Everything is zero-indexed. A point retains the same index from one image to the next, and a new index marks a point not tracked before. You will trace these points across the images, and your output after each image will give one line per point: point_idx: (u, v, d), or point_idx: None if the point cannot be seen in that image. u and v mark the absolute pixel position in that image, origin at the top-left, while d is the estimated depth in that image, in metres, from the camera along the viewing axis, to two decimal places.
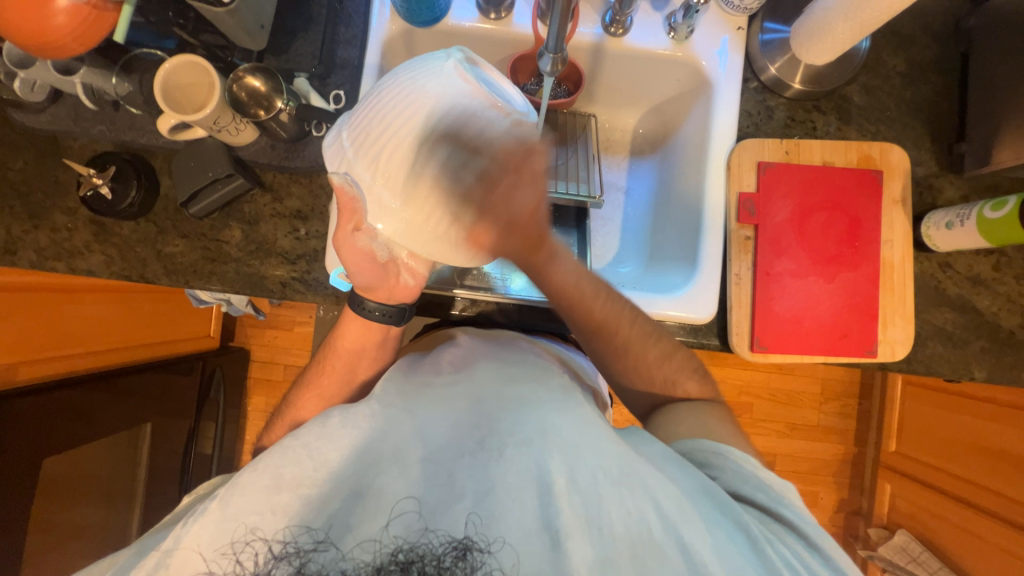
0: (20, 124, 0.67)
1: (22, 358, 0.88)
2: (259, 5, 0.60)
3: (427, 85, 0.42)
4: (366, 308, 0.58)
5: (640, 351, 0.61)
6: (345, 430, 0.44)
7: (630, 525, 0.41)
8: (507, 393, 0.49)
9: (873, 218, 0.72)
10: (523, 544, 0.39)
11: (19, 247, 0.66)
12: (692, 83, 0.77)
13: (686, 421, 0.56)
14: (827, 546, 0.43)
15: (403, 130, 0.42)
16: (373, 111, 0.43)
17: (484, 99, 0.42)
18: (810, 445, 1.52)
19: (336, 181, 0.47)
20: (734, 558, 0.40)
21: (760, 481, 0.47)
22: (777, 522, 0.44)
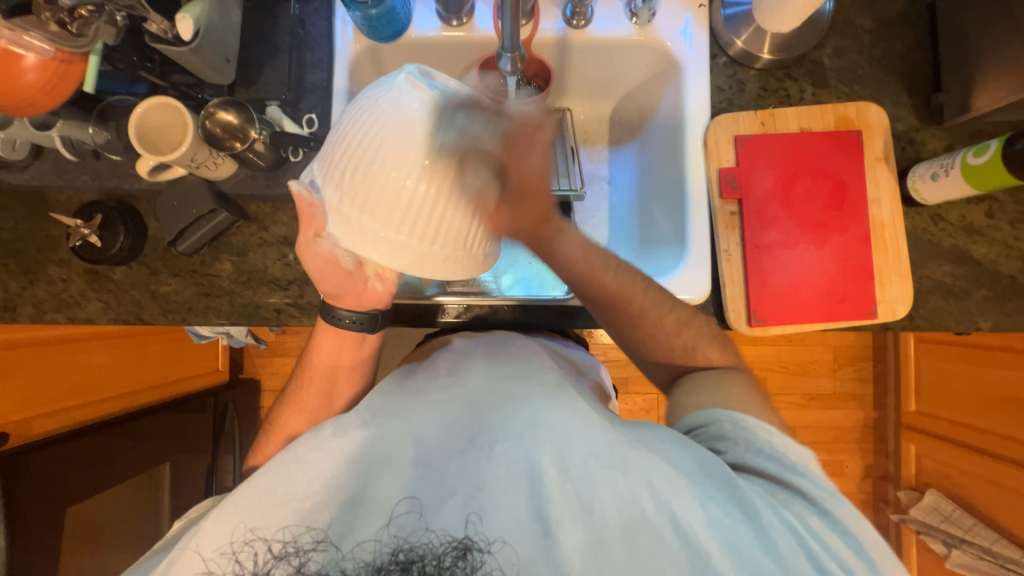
0: (6, 184, 0.68)
1: (39, 413, 0.91)
2: (222, 40, 0.61)
3: (381, 103, 0.42)
4: (341, 319, 0.58)
5: (648, 328, 0.59)
6: (334, 440, 0.44)
7: (621, 508, 0.41)
8: (497, 392, 0.49)
9: (857, 178, 0.71)
10: (513, 534, 0.40)
11: (17, 304, 0.67)
12: (661, 66, 0.77)
13: (701, 392, 0.54)
14: (835, 508, 0.42)
15: (363, 149, 0.41)
16: (337, 136, 0.43)
17: (440, 106, 0.41)
18: (828, 414, 1.50)
19: (295, 189, 0.48)
20: (733, 527, 0.40)
21: (770, 450, 0.46)
22: (786, 491, 0.43)
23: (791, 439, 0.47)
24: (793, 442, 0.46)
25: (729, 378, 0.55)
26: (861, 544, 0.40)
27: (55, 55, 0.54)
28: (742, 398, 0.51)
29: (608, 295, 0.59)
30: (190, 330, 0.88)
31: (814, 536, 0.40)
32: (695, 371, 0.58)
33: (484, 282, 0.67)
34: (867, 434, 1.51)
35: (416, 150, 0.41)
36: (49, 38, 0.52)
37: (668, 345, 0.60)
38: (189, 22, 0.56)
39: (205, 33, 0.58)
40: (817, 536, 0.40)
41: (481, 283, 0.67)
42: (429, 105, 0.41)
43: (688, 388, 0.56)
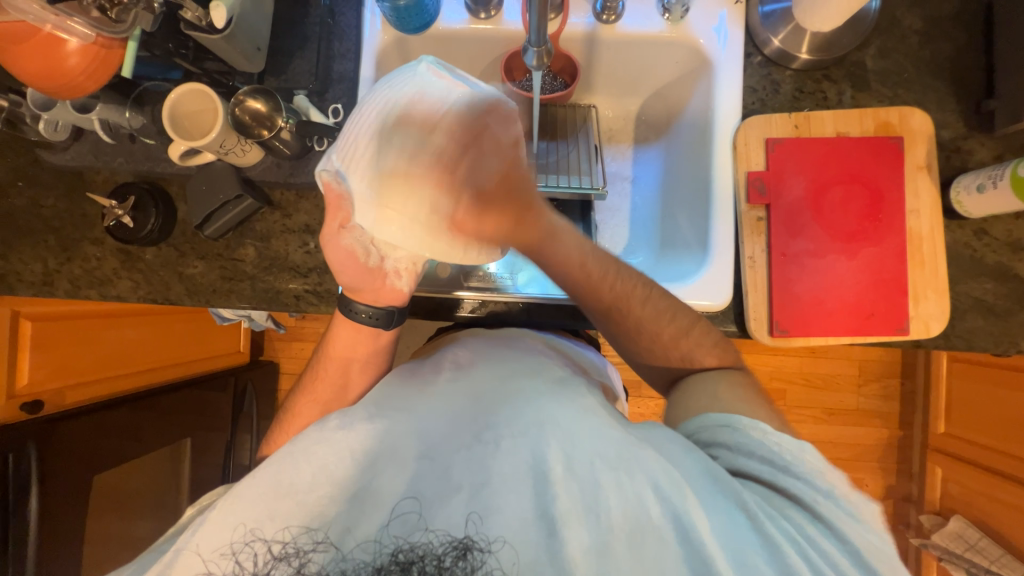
0: (49, 163, 0.71)
1: (72, 382, 0.96)
2: (254, 29, 0.62)
3: (397, 89, 0.49)
4: (357, 313, 0.59)
5: (651, 324, 0.58)
6: (339, 432, 0.44)
7: (627, 510, 0.40)
8: (504, 389, 0.49)
9: (895, 187, 0.68)
10: (516, 532, 0.39)
11: (55, 280, 0.71)
12: (692, 63, 0.74)
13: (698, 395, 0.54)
14: (834, 516, 0.40)
15: (383, 130, 0.48)
16: (359, 120, 0.49)
17: (449, 92, 0.48)
18: (849, 430, 1.45)
19: (325, 177, 0.52)
20: (738, 534, 0.39)
21: (765, 452, 0.45)
22: (781, 497, 0.42)
23: (787, 437, 0.45)
24: (788, 440, 0.45)
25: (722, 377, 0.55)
26: (861, 555, 0.39)
27: (97, 40, 0.56)
28: (735, 399, 0.51)
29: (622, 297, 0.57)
30: (214, 312, 0.91)
31: (813, 546, 0.39)
32: (695, 373, 0.57)
33: (497, 277, 0.67)
34: (891, 453, 1.46)
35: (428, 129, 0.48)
36: (91, 23, 0.54)
37: (684, 345, 0.58)
38: (223, 10, 0.56)
39: (238, 22, 0.59)
40: (815, 545, 0.39)
41: (495, 279, 0.67)
42: (438, 91, 0.48)
43: (688, 393, 0.56)
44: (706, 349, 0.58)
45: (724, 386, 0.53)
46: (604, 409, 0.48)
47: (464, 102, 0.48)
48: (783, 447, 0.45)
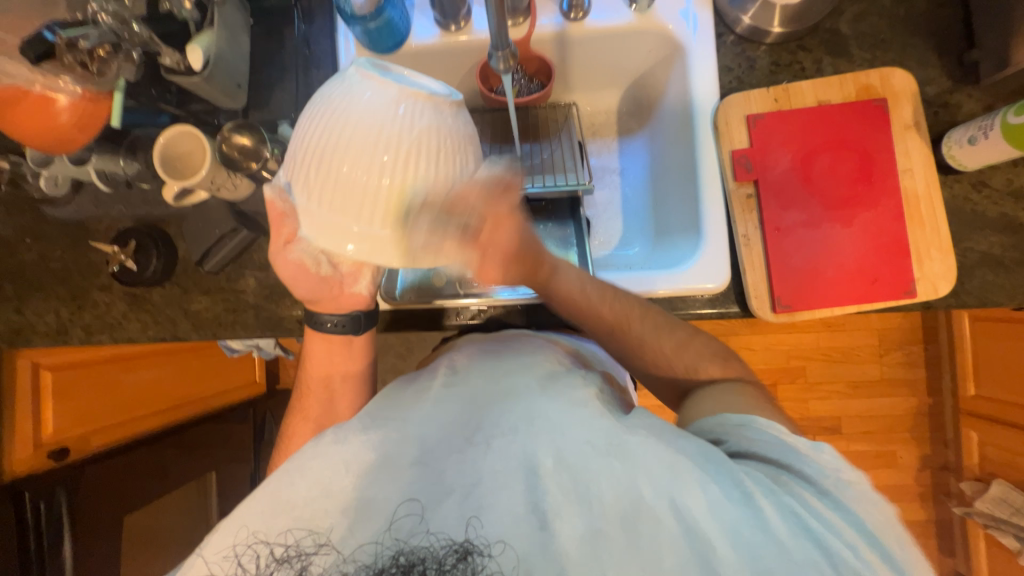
0: (53, 218, 0.73)
1: (96, 427, 0.98)
2: (232, 67, 0.64)
3: (333, 88, 0.41)
4: (324, 325, 0.60)
5: (654, 338, 0.59)
6: (336, 446, 0.44)
7: (620, 494, 0.40)
8: (495, 390, 0.49)
9: (885, 149, 0.67)
10: (512, 527, 0.39)
11: (69, 328, 0.73)
12: (665, 50, 0.74)
13: (704, 402, 0.53)
14: (842, 493, 0.40)
15: (318, 136, 0.39)
16: (301, 146, 0.40)
17: (389, 82, 0.39)
18: (876, 402, 1.41)
19: (269, 194, 0.47)
20: (731, 510, 0.39)
21: (777, 438, 0.45)
22: (791, 473, 0.42)
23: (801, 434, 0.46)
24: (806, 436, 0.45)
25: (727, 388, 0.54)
26: (870, 528, 0.39)
27: (84, 95, 0.58)
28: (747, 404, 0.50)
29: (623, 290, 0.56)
30: (223, 345, 0.92)
31: (821, 521, 0.38)
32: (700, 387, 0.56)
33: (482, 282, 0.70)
34: (923, 421, 1.41)
35: (371, 128, 0.38)
36: (77, 79, 0.58)
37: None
38: (199, 52, 0.58)
39: (215, 62, 0.60)
40: (819, 517, 0.39)
41: (479, 284, 0.69)
42: (377, 80, 0.39)
43: (694, 402, 0.55)
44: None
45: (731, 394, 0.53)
46: (598, 400, 0.48)
47: (413, 98, 0.39)
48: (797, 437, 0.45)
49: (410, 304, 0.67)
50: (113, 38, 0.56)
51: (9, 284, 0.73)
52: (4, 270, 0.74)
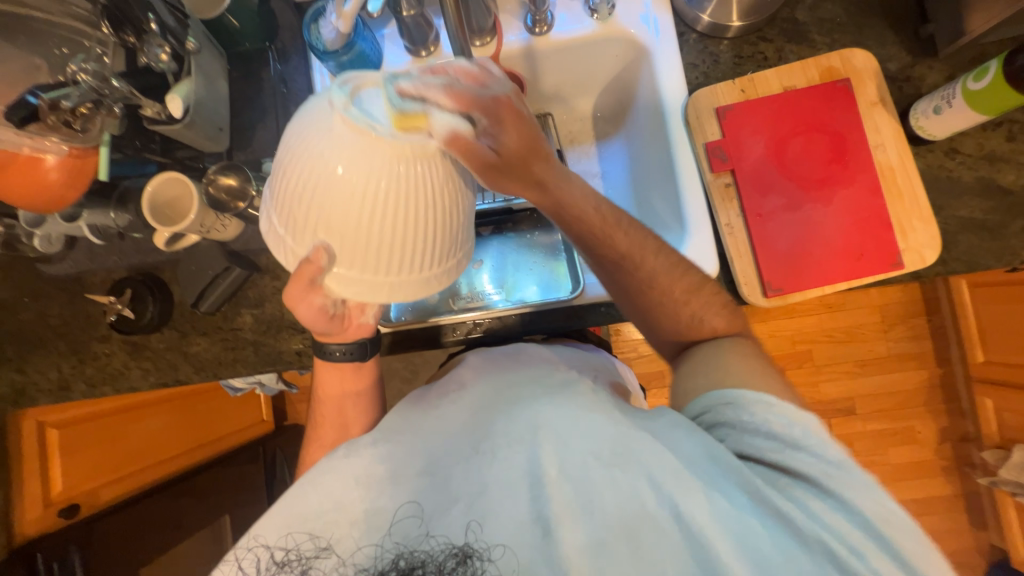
0: (50, 275, 0.74)
1: (108, 480, 0.98)
2: (212, 111, 0.66)
3: (325, 137, 0.38)
4: (333, 354, 0.60)
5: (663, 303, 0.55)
6: (345, 460, 0.45)
7: (623, 504, 0.41)
8: (504, 399, 0.49)
9: (855, 127, 0.68)
10: (516, 537, 0.40)
11: (71, 383, 0.73)
12: (631, 54, 0.76)
13: (702, 369, 0.52)
14: (842, 486, 0.40)
15: (326, 199, 0.39)
16: (309, 195, 0.39)
17: (388, 124, 0.37)
18: (886, 378, 1.40)
19: (264, 234, 0.46)
20: (726, 510, 0.39)
21: (770, 428, 0.43)
22: (785, 476, 0.41)
23: (793, 410, 0.44)
24: (798, 413, 0.43)
25: (731, 345, 0.54)
26: (871, 524, 0.38)
27: (70, 152, 0.60)
28: (744, 372, 0.49)
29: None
30: (226, 385, 0.92)
31: (816, 522, 0.38)
32: (705, 342, 0.55)
33: (483, 294, 0.72)
34: (936, 394, 1.40)
35: (390, 187, 0.38)
36: (64, 139, 0.59)
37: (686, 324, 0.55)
38: (179, 102, 0.60)
39: (195, 109, 0.62)
40: (822, 519, 0.38)
41: (482, 296, 0.72)
42: (372, 126, 0.37)
43: (690, 372, 0.54)
44: (707, 328, 0.56)
45: (733, 352, 0.52)
46: (602, 403, 0.48)
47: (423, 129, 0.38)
48: (795, 422, 0.43)
49: (409, 323, 0.67)
50: (95, 95, 0.59)
51: (10, 344, 0.74)
52: (4, 332, 0.74)
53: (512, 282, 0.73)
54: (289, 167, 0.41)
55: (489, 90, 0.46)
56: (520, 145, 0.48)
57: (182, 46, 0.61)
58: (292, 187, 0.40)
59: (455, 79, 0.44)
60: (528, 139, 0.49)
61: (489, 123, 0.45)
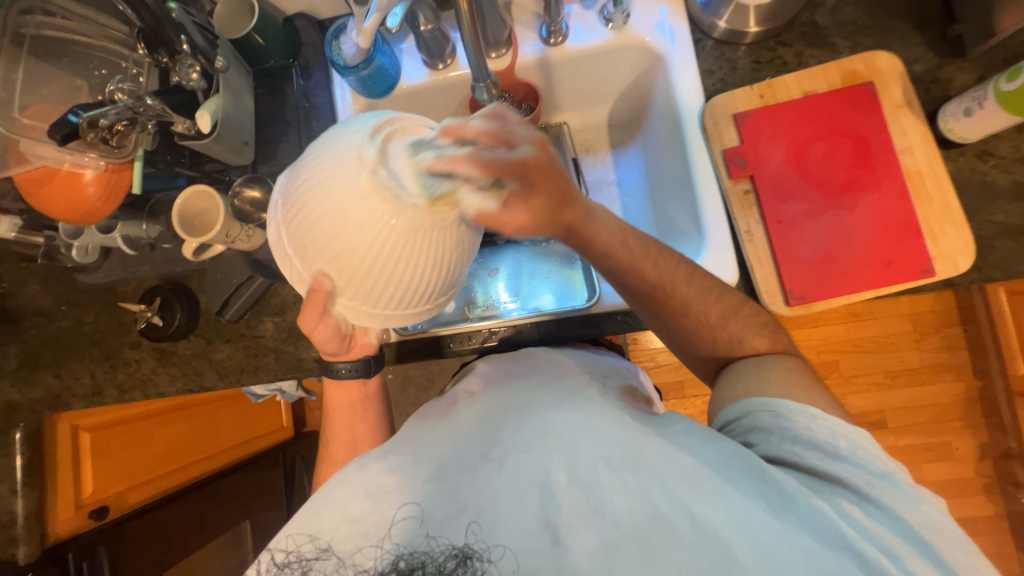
0: (86, 284, 0.78)
1: (131, 483, 1.00)
2: (238, 126, 0.68)
3: (352, 191, 0.39)
4: (339, 371, 0.61)
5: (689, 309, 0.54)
6: (355, 473, 0.45)
7: (633, 508, 0.40)
8: (513, 406, 0.49)
9: (879, 131, 0.66)
10: (522, 541, 0.39)
11: (103, 387, 0.76)
12: (646, 62, 0.76)
13: (740, 382, 0.52)
14: (884, 495, 0.40)
15: (334, 243, 0.41)
16: (317, 232, 0.41)
17: (416, 194, 0.38)
18: (919, 391, 1.34)
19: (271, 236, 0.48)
20: (756, 511, 0.39)
21: (809, 436, 0.44)
22: (823, 483, 0.42)
23: (839, 421, 0.45)
24: (840, 423, 0.44)
25: (774, 364, 0.53)
26: (914, 531, 0.39)
27: (107, 167, 0.64)
28: (785, 385, 0.49)
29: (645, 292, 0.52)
30: (247, 391, 0.94)
31: (857, 529, 0.39)
32: (743, 360, 0.55)
33: (499, 304, 0.71)
34: (975, 407, 1.33)
35: (416, 251, 0.40)
36: (102, 154, 0.63)
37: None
38: (208, 118, 0.63)
39: (223, 123, 0.65)
40: (861, 526, 0.39)
41: (497, 306, 0.71)
42: (401, 194, 0.38)
43: (728, 382, 0.54)
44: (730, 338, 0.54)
45: (775, 369, 0.52)
46: (612, 409, 0.48)
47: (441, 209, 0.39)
48: (835, 431, 0.44)
49: (426, 331, 0.68)
50: (130, 114, 0.60)
51: (47, 350, 0.78)
52: (43, 338, 0.78)
53: (528, 290, 0.72)
54: (302, 196, 0.42)
55: (517, 151, 0.45)
56: (548, 202, 0.48)
57: (211, 64, 0.64)
58: (302, 216, 0.42)
59: (477, 141, 0.42)
60: (557, 194, 0.48)
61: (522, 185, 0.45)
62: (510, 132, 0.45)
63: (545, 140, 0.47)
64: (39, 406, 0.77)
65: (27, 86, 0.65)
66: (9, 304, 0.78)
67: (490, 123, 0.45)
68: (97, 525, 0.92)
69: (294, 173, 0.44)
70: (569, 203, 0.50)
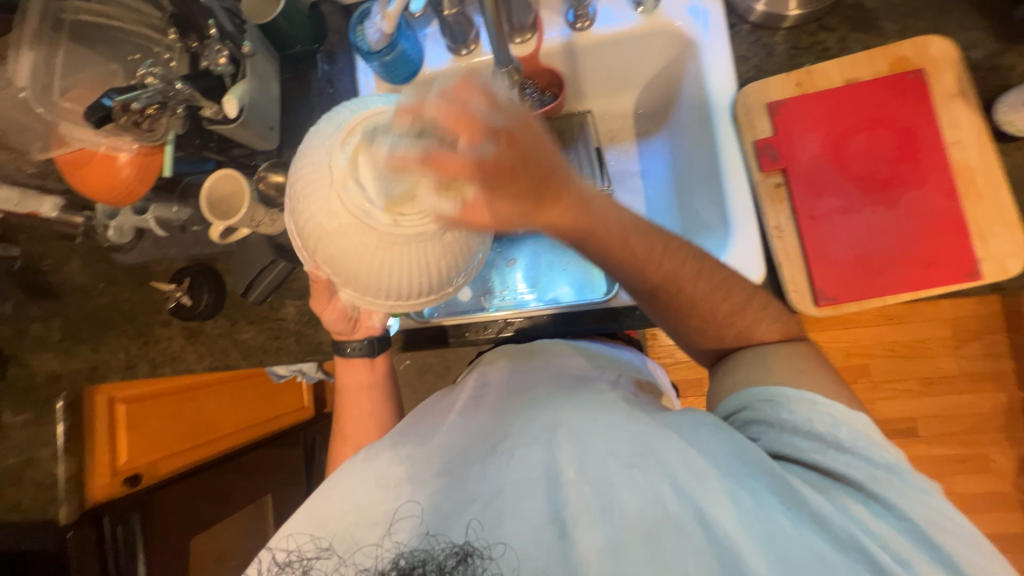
0: (121, 263, 0.81)
1: (163, 454, 1.06)
2: (264, 112, 0.69)
3: (325, 203, 0.41)
4: (346, 350, 0.64)
5: (710, 304, 0.50)
6: (365, 463, 0.46)
7: (643, 507, 0.39)
8: (522, 401, 0.49)
9: (928, 122, 0.62)
10: (530, 536, 0.39)
11: (136, 362, 0.80)
12: (676, 48, 0.73)
13: (738, 369, 0.50)
14: (893, 492, 0.38)
15: (319, 243, 0.43)
16: (306, 232, 0.44)
17: (379, 212, 0.39)
18: (955, 400, 1.27)
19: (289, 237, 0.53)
20: (765, 512, 0.38)
21: (811, 428, 0.42)
22: (828, 480, 0.40)
23: (840, 407, 0.42)
24: (841, 410, 0.42)
25: (779, 351, 0.50)
26: (921, 531, 0.37)
27: (140, 150, 0.66)
28: (788, 371, 0.47)
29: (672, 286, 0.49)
30: (270, 372, 0.97)
31: (862, 529, 0.37)
32: (743, 349, 0.51)
33: (518, 295, 0.71)
34: (1017, 420, 1.26)
35: (384, 260, 0.41)
36: (135, 138, 0.64)
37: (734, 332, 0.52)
38: (234, 102, 0.63)
39: (249, 109, 0.66)
40: (868, 528, 0.37)
41: (516, 297, 0.71)
42: (364, 210, 0.39)
43: (728, 368, 0.52)
44: (757, 336, 0.51)
45: (777, 356, 0.49)
46: (625, 403, 0.47)
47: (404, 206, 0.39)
48: (837, 419, 0.42)
49: (442, 320, 0.68)
50: (161, 98, 0.62)
51: (86, 325, 0.82)
52: (83, 313, 0.82)
53: (545, 281, 0.72)
54: (292, 198, 0.45)
55: (481, 142, 0.37)
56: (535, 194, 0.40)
57: (238, 49, 0.64)
58: (294, 216, 0.45)
59: (434, 130, 0.37)
60: (532, 192, 0.40)
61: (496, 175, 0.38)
62: (473, 116, 0.37)
63: (517, 127, 0.38)
64: (78, 377, 0.82)
65: (66, 70, 0.67)
66: (52, 280, 0.83)
67: (453, 101, 0.38)
68: (129, 495, 0.97)
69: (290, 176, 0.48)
70: (551, 198, 0.41)
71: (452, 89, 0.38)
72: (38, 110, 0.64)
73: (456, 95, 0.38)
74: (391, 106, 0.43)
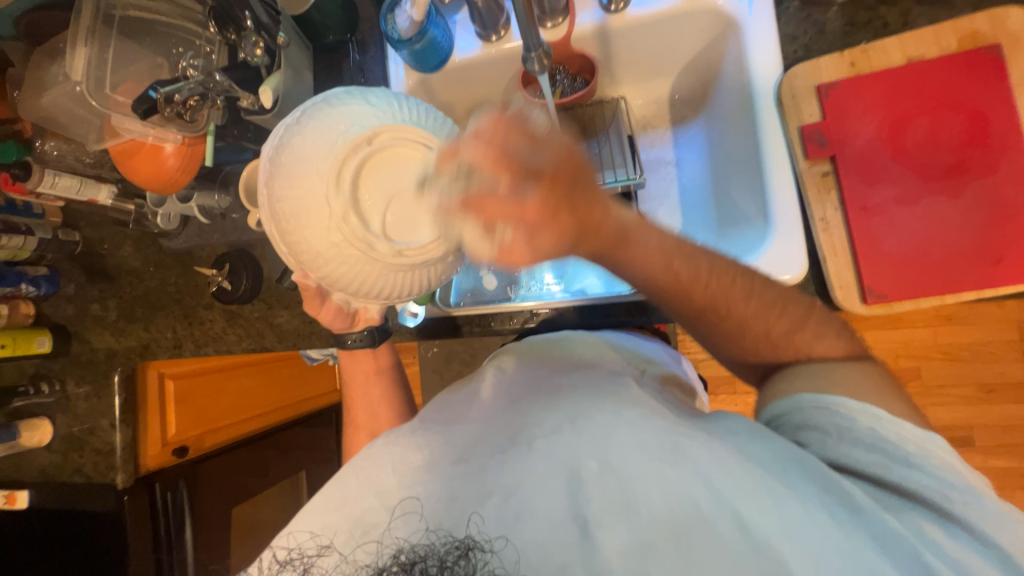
0: (169, 248, 0.85)
1: (207, 429, 1.13)
2: (299, 103, 0.71)
3: (325, 236, 0.42)
4: (347, 342, 0.66)
5: (751, 302, 0.47)
6: (386, 447, 0.47)
7: (671, 505, 0.38)
8: (541, 390, 0.49)
9: (1001, 104, 0.58)
10: (548, 532, 0.39)
11: (183, 342, 0.85)
12: (717, 28, 0.69)
13: (788, 378, 0.47)
14: (968, 511, 0.36)
15: (315, 254, 0.43)
16: (298, 238, 0.42)
17: (379, 242, 0.41)
18: (1017, 408, 1.17)
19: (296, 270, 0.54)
20: (813, 519, 0.36)
21: (873, 437, 0.40)
22: (891, 496, 0.38)
23: (907, 421, 0.40)
24: (910, 428, 0.39)
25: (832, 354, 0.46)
26: (1012, 561, 0.34)
27: (184, 141, 0.70)
28: (847, 382, 0.43)
29: (704, 287, 0.46)
30: (305, 355, 1.01)
31: (932, 548, 0.34)
32: (800, 363, 0.47)
33: (552, 282, 0.71)
34: None
35: (387, 283, 0.44)
36: (179, 129, 0.68)
37: (773, 335, 0.48)
38: (270, 93, 0.64)
39: (284, 99, 0.67)
40: (936, 548, 0.34)
41: (549, 285, 0.70)
42: (369, 242, 0.41)
43: (779, 376, 0.48)
44: (794, 339, 0.48)
45: (837, 371, 0.45)
46: (652, 402, 0.46)
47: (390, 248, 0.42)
48: (904, 436, 0.39)
49: (467, 310, 0.68)
50: (201, 89, 0.64)
51: (139, 307, 0.87)
52: (135, 295, 0.87)
53: (573, 270, 0.70)
54: (285, 195, 0.42)
55: (524, 183, 0.33)
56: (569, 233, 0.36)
57: (274, 40, 0.65)
58: (284, 214, 0.43)
59: (472, 171, 0.34)
60: (574, 229, 0.36)
61: (534, 221, 0.34)
62: (519, 153, 0.34)
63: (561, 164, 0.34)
64: (133, 353, 0.88)
65: (116, 65, 0.70)
66: (108, 264, 0.88)
67: (489, 144, 0.34)
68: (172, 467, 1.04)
69: (277, 163, 0.43)
70: (594, 232, 0.38)
71: (486, 129, 0.34)
72: (93, 103, 0.68)
73: (491, 135, 0.34)
74: (389, 121, 0.43)
